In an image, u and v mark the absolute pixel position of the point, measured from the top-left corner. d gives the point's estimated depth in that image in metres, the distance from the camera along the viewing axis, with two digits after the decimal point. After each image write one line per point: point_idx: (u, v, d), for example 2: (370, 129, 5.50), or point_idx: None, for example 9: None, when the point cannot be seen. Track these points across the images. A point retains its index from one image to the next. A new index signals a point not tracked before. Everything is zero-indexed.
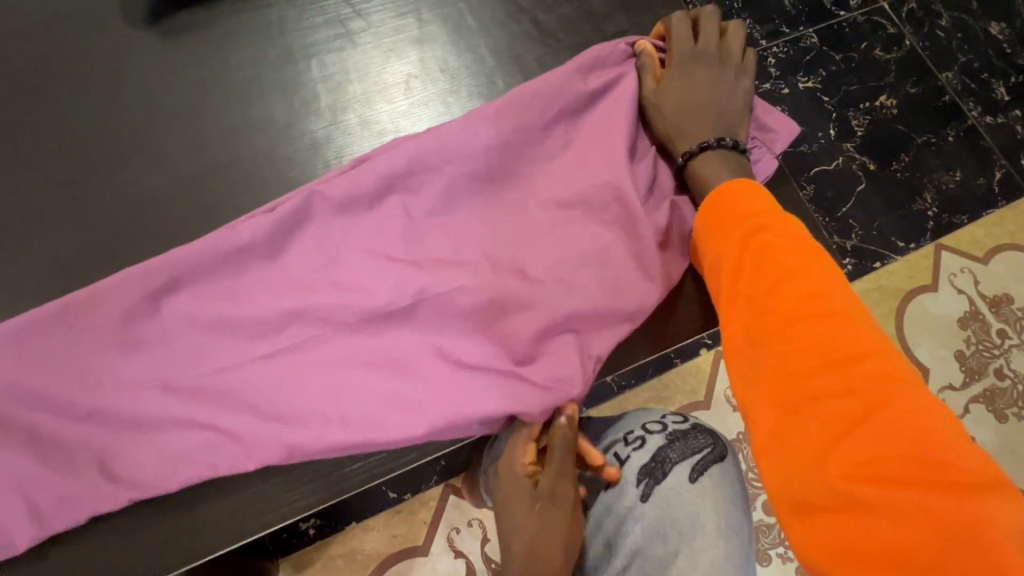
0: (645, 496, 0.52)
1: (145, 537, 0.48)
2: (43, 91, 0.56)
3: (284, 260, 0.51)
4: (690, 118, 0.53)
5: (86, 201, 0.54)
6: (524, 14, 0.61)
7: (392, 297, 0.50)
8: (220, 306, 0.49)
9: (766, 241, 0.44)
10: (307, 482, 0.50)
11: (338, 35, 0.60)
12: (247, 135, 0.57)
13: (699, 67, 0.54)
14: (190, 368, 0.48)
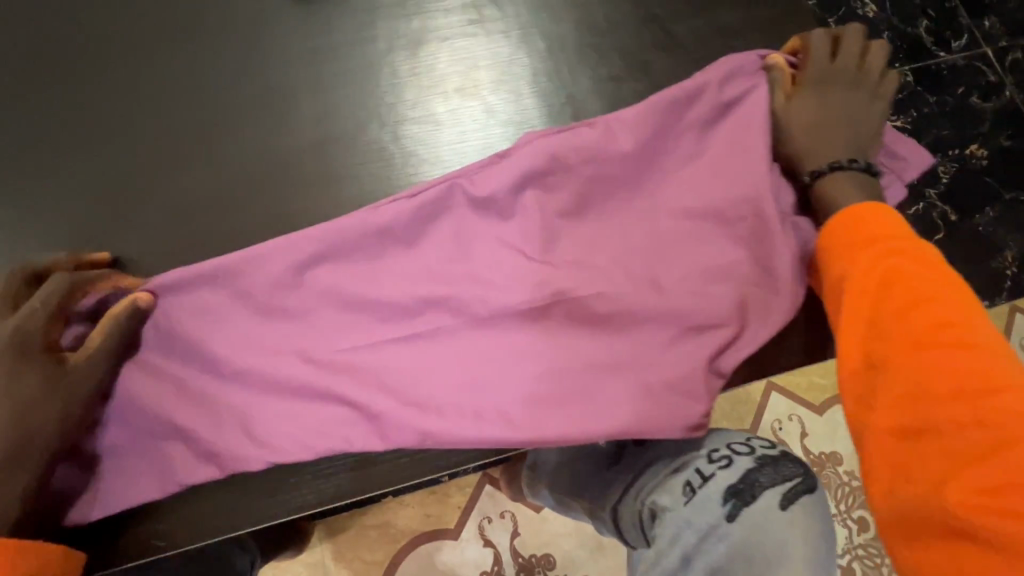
0: (730, 516, 0.53)
1: (265, 487, 0.51)
2: (191, 46, 0.59)
3: (421, 246, 0.53)
4: (822, 137, 0.52)
5: (223, 156, 0.57)
6: (656, 22, 0.61)
7: (513, 291, 0.52)
8: (359, 280, 0.52)
9: (900, 265, 0.44)
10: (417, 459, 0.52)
11: (470, 21, 0.60)
12: (375, 108, 0.58)
13: (836, 85, 0.53)
14: (320, 330, 0.51)
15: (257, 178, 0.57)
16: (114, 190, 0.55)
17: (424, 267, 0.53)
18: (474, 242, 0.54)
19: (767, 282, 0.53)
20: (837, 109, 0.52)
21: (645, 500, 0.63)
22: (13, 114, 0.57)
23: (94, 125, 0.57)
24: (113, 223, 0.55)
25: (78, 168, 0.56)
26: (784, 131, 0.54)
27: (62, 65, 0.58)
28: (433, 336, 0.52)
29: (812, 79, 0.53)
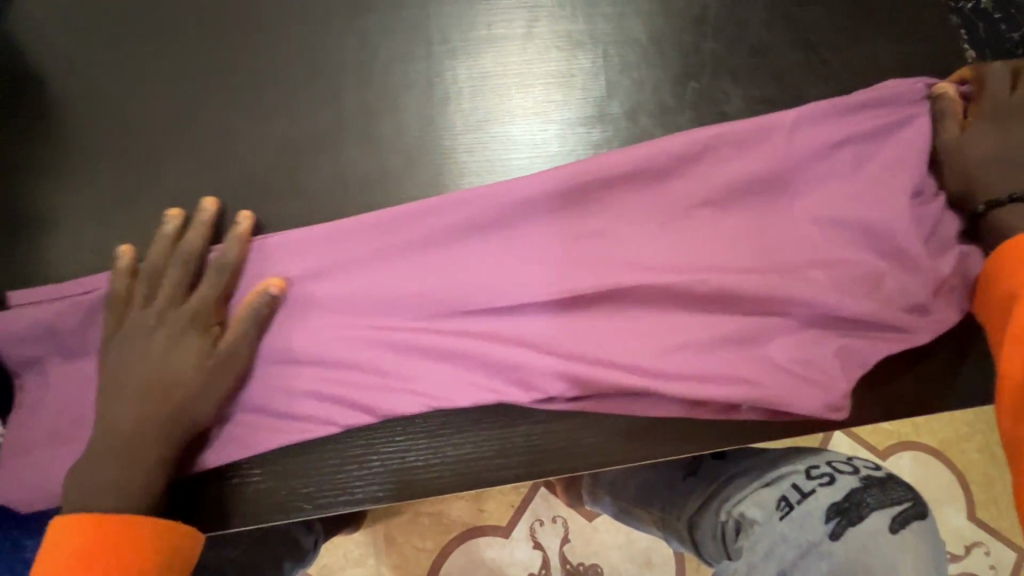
0: (834, 534, 0.50)
1: (386, 450, 0.52)
2: (352, 22, 0.59)
3: (556, 224, 0.52)
4: (999, 170, 0.50)
5: (374, 133, 0.57)
6: (811, 47, 0.61)
7: (653, 294, 0.51)
8: (497, 255, 0.51)
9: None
10: (538, 442, 0.52)
11: (624, 28, 0.61)
12: (522, 101, 0.59)
13: (1017, 118, 0.51)
14: (459, 302, 0.51)
15: (401, 156, 0.57)
16: (269, 156, 0.57)
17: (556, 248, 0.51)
18: (607, 228, 0.52)
19: (918, 314, 0.51)
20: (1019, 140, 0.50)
21: (728, 510, 0.59)
22: (173, 69, 0.58)
23: (249, 86, 0.58)
24: (262, 188, 0.56)
25: (232, 128, 0.57)
26: (955, 162, 0.52)
27: (222, 23, 0.59)
28: (565, 328, 0.50)
29: (989, 109, 0.52)
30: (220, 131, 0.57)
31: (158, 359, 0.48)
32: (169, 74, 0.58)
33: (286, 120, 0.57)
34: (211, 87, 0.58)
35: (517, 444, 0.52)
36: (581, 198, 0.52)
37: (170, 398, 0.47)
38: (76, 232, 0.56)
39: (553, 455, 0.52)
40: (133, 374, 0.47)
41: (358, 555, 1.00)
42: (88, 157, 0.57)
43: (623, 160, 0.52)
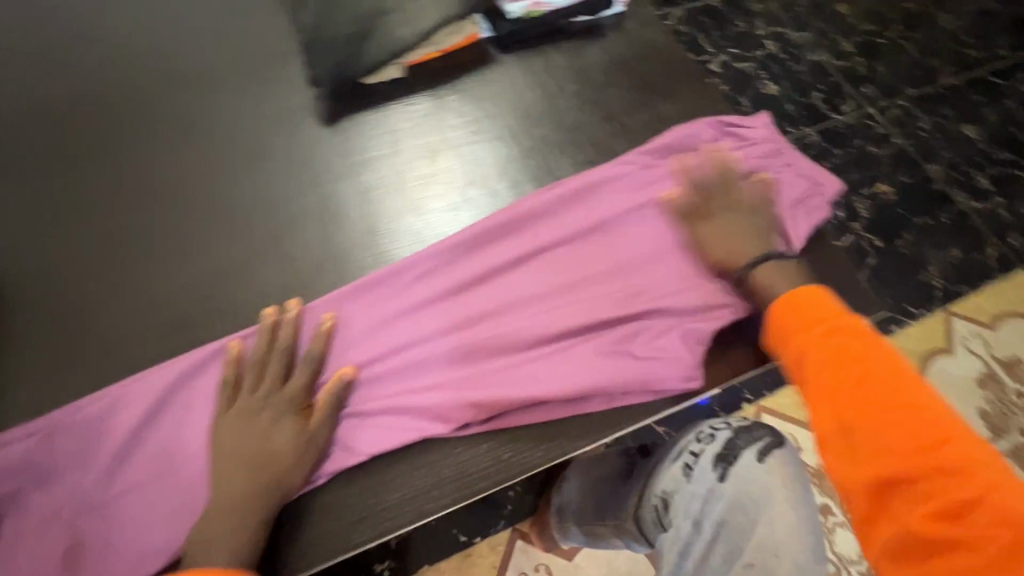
0: (722, 477, 0.60)
1: (334, 512, 0.58)
2: (254, 169, 0.74)
3: (439, 285, 0.65)
4: (738, 248, 0.63)
5: (284, 250, 0.69)
6: (613, 118, 0.81)
7: (530, 322, 0.63)
8: (397, 319, 0.63)
9: (853, 343, 0.48)
10: (466, 470, 0.59)
11: (471, 131, 0.78)
12: (402, 199, 0.73)
13: (731, 212, 0.65)
14: (372, 365, 0.61)
15: (311, 264, 0.69)
16: (195, 287, 0.67)
17: (450, 305, 0.65)
18: (485, 279, 0.66)
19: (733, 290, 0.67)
20: (732, 219, 0.65)
21: (653, 494, 0.65)
22: (103, 236, 0.69)
23: (174, 236, 0.69)
24: (197, 316, 0.66)
25: (163, 272, 0.68)
26: (698, 250, 0.66)
27: (145, 191, 0.72)
28: (471, 366, 0.61)
29: (699, 214, 0.67)
30: (153, 277, 0.67)
31: (257, 440, 0.54)
32: (104, 240, 0.69)
33: (209, 256, 0.69)
34: (141, 243, 0.69)
35: (449, 475, 0.59)
36: (460, 264, 0.67)
37: (275, 465, 0.54)
38: (29, 389, 0.62)
39: (480, 477, 0.59)
40: (244, 458, 0.53)
41: None
42: (37, 323, 0.65)
43: (485, 227, 0.68)
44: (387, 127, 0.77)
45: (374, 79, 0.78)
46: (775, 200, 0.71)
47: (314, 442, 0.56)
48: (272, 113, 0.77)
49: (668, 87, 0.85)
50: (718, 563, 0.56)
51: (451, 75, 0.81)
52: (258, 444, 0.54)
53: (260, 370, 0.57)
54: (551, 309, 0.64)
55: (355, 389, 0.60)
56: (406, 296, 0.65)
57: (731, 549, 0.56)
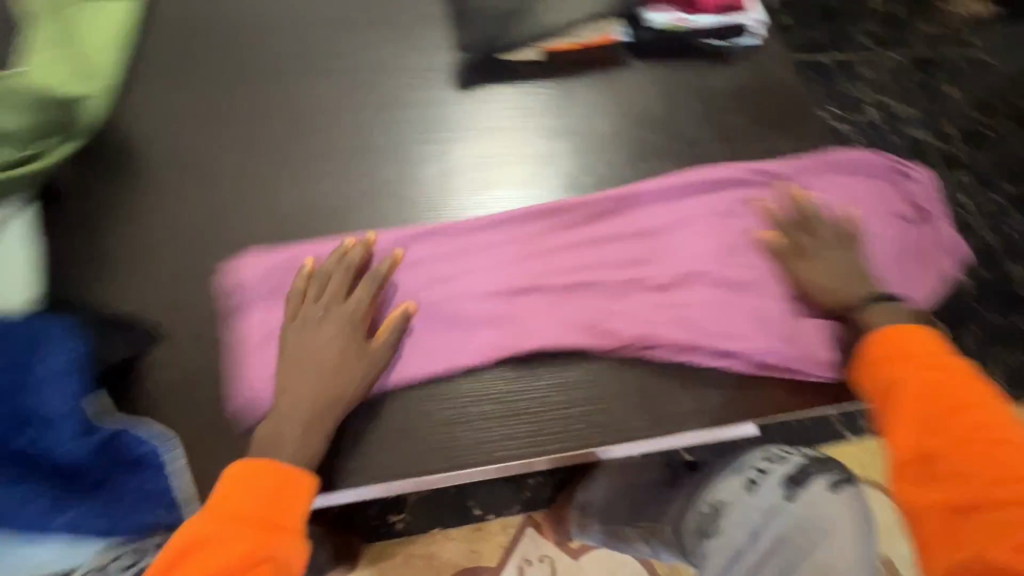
0: (791, 497, 0.63)
1: (415, 437, 0.63)
2: (385, 115, 0.77)
3: (534, 253, 0.70)
4: (844, 281, 0.65)
5: (401, 197, 0.73)
6: (726, 143, 0.83)
7: (613, 306, 0.68)
8: (488, 273, 0.69)
9: (950, 382, 0.56)
10: (532, 425, 0.65)
11: (591, 125, 0.81)
12: (516, 174, 0.77)
13: (830, 250, 0.67)
14: (461, 309, 0.67)
15: (417, 213, 0.72)
16: (311, 209, 0.70)
17: (528, 263, 0.70)
18: (566, 249, 0.71)
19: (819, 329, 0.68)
20: (841, 254, 0.67)
21: (706, 500, 0.68)
22: (235, 142, 0.72)
23: (295, 155, 0.73)
24: (304, 235, 0.69)
25: (281, 186, 0.71)
26: (812, 290, 0.67)
27: (276, 107, 0.75)
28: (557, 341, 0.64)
29: (801, 251, 0.68)
30: (270, 189, 0.70)
31: (325, 353, 0.58)
32: (230, 144, 0.72)
33: (329, 184, 0.72)
34: (265, 154, 0.72)
35: (515, 428, 0.65)
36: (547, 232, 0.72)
37: (338, 377, 0.58)
38: (136, 264, 0.65)
39: (546, 433, 0.65)
40: (312, 368, 0.58)
41: None
42: (157, 205, 0.68)
43: (579, 204, 0.73)
44: (504, 102, 0.81)
45: (514, 57, 0.82)
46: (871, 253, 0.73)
47: (373, 365, 0.60)
48: (410, 67, 0.81)
49: (786, 125, 0.87)
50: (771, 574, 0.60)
51: (584, 69, 0.85)
52: (323, 358, 0.58)
53: (335, 293, 0.61)
54: (635, 307, 0.68)
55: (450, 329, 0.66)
56: (492, 246, 0.70)
57: (788, 563, 0.60)
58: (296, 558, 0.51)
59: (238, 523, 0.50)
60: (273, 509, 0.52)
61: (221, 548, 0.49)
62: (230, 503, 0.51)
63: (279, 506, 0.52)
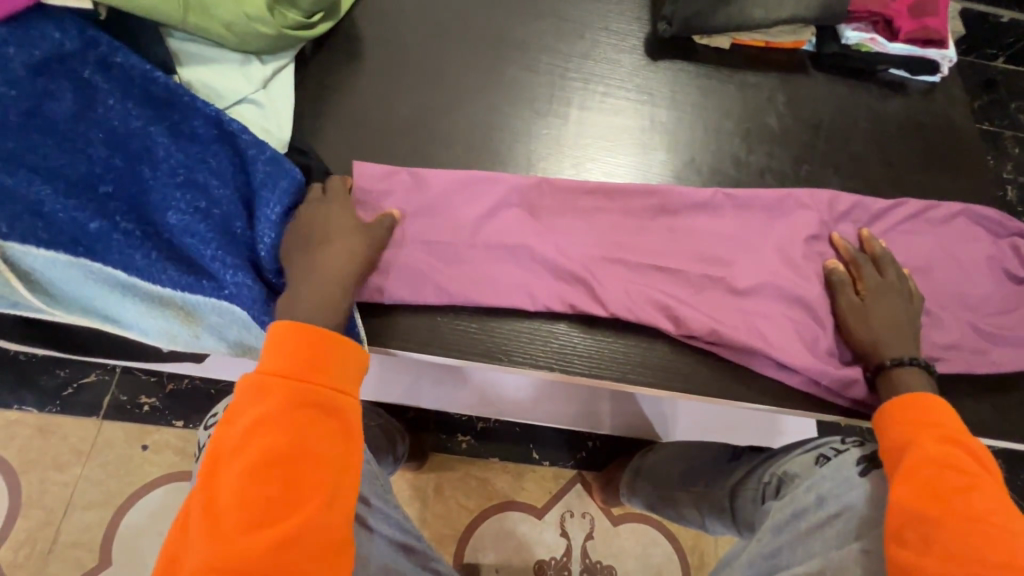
0: (863, 473, 0.61)
1: (556, 340, 0.66)
2: (583, 64, 0.84)
3: (718, 220, 0.71)
4: (892, 334, 0.62)
5: (583, 134, 0.80)
6: (892, 169, 0.85)
7: (776, 281, 0.67)
8: (668, 228, 0.70)
9: (961, 454, 0.53)
10: (680, 370, 0.67)
11: (765, 120, 0.85)
12: (688, 144, 0.82)
13: (890, 295, 0.64)
14: (636, 252, 0.68)
15: (590, 156, 0.79)
16: (505, 126, 0.78)
17: (601, 236, 0.68)
18: (640, 232, 0.69)
19: (955, 356, 0.69)
20: (897, 301, 0.64)
21: (772, 472, 0.71)
22: (452, 53, 0.81)
23: (495, 79, 0.80)
24: (494, 148, 0.76)
25: (479, 102, 0.79)
26: (858, 330, 0.64)
27: (485, 33, 0.83)
28: (713, 297, 0.67)
29: (874, 293, 0.65)
30: (469, 102, 0.78)
31: (338, 233, 0.54)
32: (445, 56, 0.80)
33: (526, 111, 0.79)
34: (470, 72, 0.80)
35: (659, 360, 0.67)
36: (628, 211, 0.70)
37: (344, 252, 0.54)
38: (349, 133, 0.73)
39: (690, 383, 0.67)
40: (314, 244, 0.53)
41: (407, 495, 1.11)
42: (377, 91, 0.77)
43: (672, 189, 0.70)
44: (676, 78, 0.86)
45: (704, 40, 0.88)
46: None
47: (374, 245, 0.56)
48: (613, 28, 0.87)
49: (950, 165, 0.88)
50: (831, 537, 0.57)
51: (764, 66, 0.89)
52: (324, 238, 0.54)
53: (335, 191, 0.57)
54: (703, 308, 0.66)
55: (622, 266, 0.67)
56: (568, 211, 0.69)
57: (852, 528, 0.57)
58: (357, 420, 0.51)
59: (297, 385, 0.48)
60: (333, 376, 0.50)
61: (273, 407, 0.47)
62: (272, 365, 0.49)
63: (338, 373, 0.50)
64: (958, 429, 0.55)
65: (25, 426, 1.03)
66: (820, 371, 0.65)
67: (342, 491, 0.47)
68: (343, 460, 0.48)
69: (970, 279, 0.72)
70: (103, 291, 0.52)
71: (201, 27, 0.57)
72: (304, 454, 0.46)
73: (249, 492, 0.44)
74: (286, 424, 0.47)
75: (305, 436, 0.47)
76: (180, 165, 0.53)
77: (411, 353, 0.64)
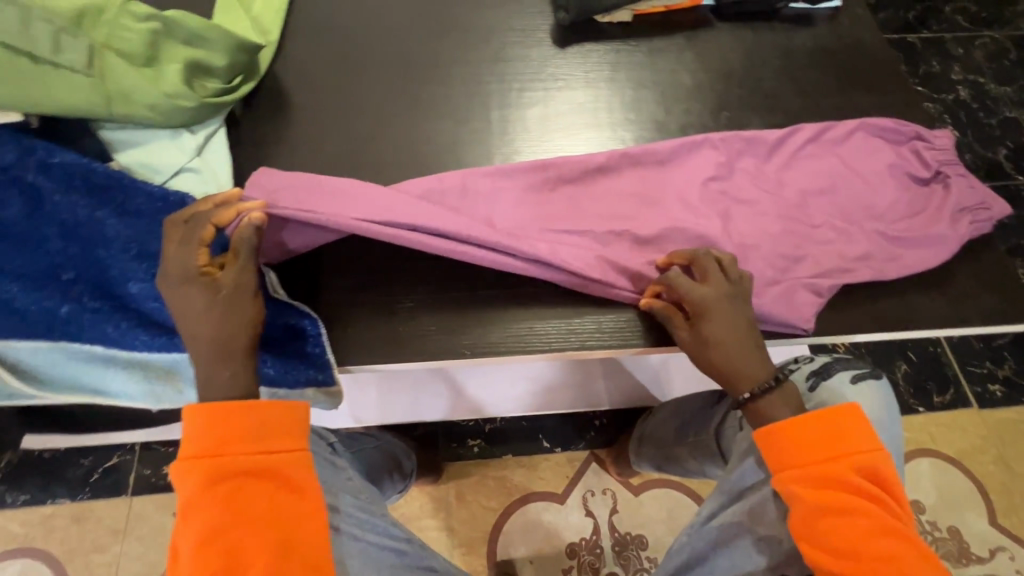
0: (811, 388, 0.70)
1: (506, 327, 0.70)
2: (498, 66, 0.88)
3: (645, 181, 0.74)
4: (728, 353, 0.61)
5: (508, 131, 0.84)
6: (809, 96, 0.89)
7: (705, 227, 0.71)
8: (598, 195, 0.73)
9: (835, 446, 0.58)
10: (639, 329, 0.70)
11: (679, 79, 0.89)
12: (610, 117, 0.86)
13: (719, 313, 0.62)
14: (567, 222, 0.71)
15: (518, 149, 0.83)
16: (435, 141, 0.82)
17: (508, 218, 0.70)
18: (551, 205, 0.72)
19: (866, 267, 0.72)
20: (728, 300, 0.62)
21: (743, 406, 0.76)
22: (374, 85, 0.86)
23: (417, 100, 0.85)
24: (428, 163, 0.81)
25: (406, 123, 0.83)
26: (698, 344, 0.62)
27: (400, 59, 0.88)
28: (644, 253, 0.70)
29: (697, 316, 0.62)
30: (395, 126, 0.83)
31: (193, 309, 0.53)
32: (364, 88, 0.85)
33: (452, 121, 0.84)
34: (392, 98, 0.85)
35: (614, 324, 0.70)
36: (545, 191, 0.73)
37: (221, 321, 0.53)
38: None
39: (652, 339, 0.70)
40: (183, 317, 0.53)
41: (431, 508, 1.14)
42: (308, 135, 0.82)
43: (565, 159, 0.73)
44: (588, 59, 0.90)
45: (607, 19, 0.92)
46: (933, 200, 0.76)
47: (245, 305, 0.54)
48: (520, 28, 0.92)
49: (868, 80, 0.91)
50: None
51: (669, 29, 0.93)
52: (204, 302, 0.53)
53: (202, 223, 0.54)
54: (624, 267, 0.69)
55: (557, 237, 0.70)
56: (498, 192, 0.71)
57: None
58: (299, 471, 0.55)
59: (211, 465, 0.52)
60: (263, 441, 0.53)
61: (200, 489, 0.51)
62: (194, 447, 0.52)
63: (270, 436, 0.54)
64: (833, 415, 0.59)
65: (61, 517, 1.08)
66: (763, 300, 0.68)
67: (296, 541, 0.53)
68: (294, 515, 0.54)
69: (894, 185, 0.76)
70: (89, 366, 0.57)
71: (123, 114, 0.63)
72: (241, 522, 0.51)
73: (208, 566, 0.50)
74: (229, 495, 0.52)
75: (250, 501, 0.52)
76: (131, 239, 0.57)
77: (382, 365, 0.68)
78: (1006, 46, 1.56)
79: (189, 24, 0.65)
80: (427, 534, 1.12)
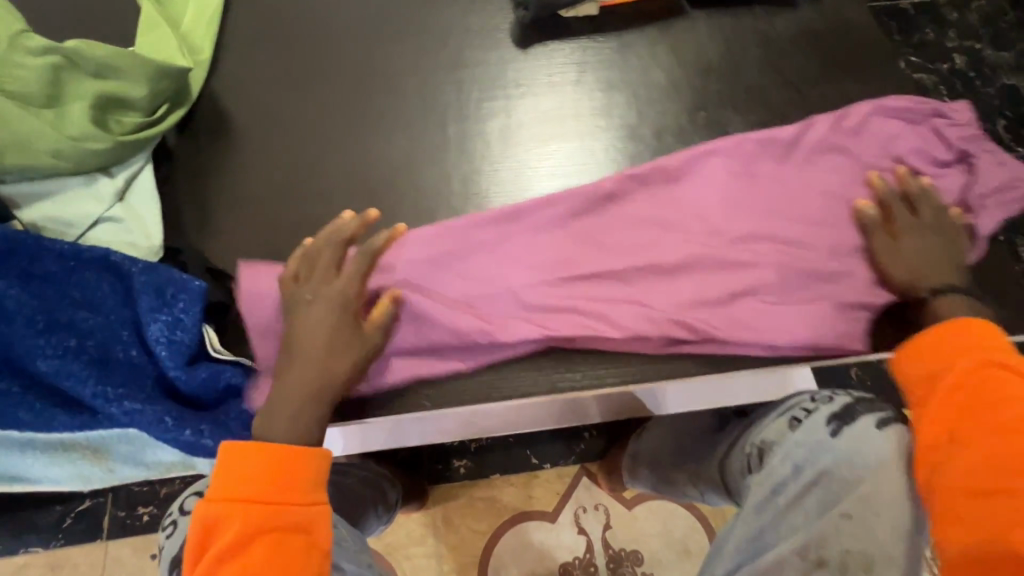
0: (834, 433, 0.66)
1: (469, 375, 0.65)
2: (454, 73, 0.81)
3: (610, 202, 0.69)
4: (928, 272, 0.63)
5: (467, 147, 0.77)
6: (794, 89, 0.81)
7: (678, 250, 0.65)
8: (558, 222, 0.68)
9: (980, 357, 0.57)
10: (605, 368, 0.65)
11: (652, 78, 0.82)
12: (579, 125, 0.79)
13: (931, 234, 0.64)
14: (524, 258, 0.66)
15: (479, 167, 0.76)
16: (388, 162, 0.76)
17: (461, 258, 0.66)
18: (516, 238, 0.68)
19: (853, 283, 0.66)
20: (937, 237, 0.64)
21: (752, 442, 0.73)
22: (318, 103, 0.78)
23: (368, 117, 0.78)
24: (380, 187, 0.74)
25: (356, 144, 0.76)
26: (893, 261, 0.64)
27: (346, 72, 0.80)
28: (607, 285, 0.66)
29: (904, 231, 0.65)
30: (343, 148, 0.76)
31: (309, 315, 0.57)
32: (306, 107, 0.78)
33: (407, 139, 0.77)
34: (340, 117, 0.78)
35: (583, 368, 0.65)
36: (541, 226, 0.68)
37: (331, 332, 0.58)
38: (229, 216, 0.72)
39: (618, 378, 0.65)
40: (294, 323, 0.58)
41: (419, 534, 1.10)
42: (248, 162, 0.75)
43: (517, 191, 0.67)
44: (552, 61, 0.82)
45: (571, 13, 0.83)
46: None
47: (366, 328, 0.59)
48: (476, 29, 0.84)
49: (858, 66, 0.84)
50: (812, 506, 0.64)
51: (639, 21, 0.85)
52: (311, 309, 0.58)
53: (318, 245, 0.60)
54: (596, 306, 0.64)
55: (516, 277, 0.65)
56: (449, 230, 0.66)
57: (827, 498, 0.63)
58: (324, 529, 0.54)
59: (253, 507, 0.52)
60: (300, 489, 0.54)
61: (236, 529, 0.51)
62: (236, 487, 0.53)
63: (308, 486, 0.54)
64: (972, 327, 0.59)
65: (36, 566, 1.04)
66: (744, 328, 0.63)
67: None
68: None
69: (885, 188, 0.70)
70: (2, 453, 0.53)
71: (22, 164, 0.57)
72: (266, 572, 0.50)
73: None
74: (260, 543, 0.51)
75: (276, 552, 0.51)
76: (38, 310, 0.52)
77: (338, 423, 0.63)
78: (1004, 6, 1.48)
79: (94, 53, 0.58)
80: (416, 562, 1.09)
